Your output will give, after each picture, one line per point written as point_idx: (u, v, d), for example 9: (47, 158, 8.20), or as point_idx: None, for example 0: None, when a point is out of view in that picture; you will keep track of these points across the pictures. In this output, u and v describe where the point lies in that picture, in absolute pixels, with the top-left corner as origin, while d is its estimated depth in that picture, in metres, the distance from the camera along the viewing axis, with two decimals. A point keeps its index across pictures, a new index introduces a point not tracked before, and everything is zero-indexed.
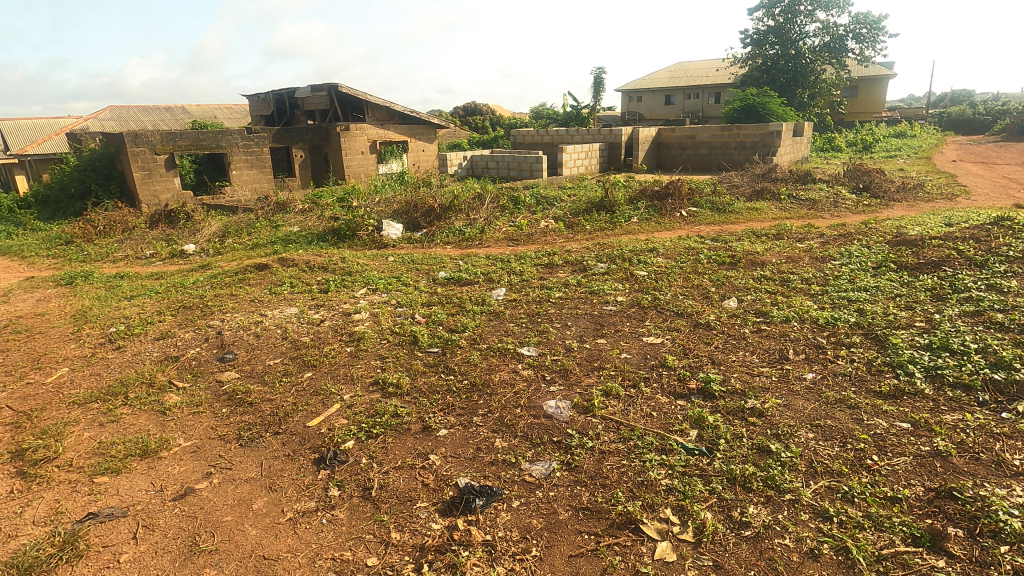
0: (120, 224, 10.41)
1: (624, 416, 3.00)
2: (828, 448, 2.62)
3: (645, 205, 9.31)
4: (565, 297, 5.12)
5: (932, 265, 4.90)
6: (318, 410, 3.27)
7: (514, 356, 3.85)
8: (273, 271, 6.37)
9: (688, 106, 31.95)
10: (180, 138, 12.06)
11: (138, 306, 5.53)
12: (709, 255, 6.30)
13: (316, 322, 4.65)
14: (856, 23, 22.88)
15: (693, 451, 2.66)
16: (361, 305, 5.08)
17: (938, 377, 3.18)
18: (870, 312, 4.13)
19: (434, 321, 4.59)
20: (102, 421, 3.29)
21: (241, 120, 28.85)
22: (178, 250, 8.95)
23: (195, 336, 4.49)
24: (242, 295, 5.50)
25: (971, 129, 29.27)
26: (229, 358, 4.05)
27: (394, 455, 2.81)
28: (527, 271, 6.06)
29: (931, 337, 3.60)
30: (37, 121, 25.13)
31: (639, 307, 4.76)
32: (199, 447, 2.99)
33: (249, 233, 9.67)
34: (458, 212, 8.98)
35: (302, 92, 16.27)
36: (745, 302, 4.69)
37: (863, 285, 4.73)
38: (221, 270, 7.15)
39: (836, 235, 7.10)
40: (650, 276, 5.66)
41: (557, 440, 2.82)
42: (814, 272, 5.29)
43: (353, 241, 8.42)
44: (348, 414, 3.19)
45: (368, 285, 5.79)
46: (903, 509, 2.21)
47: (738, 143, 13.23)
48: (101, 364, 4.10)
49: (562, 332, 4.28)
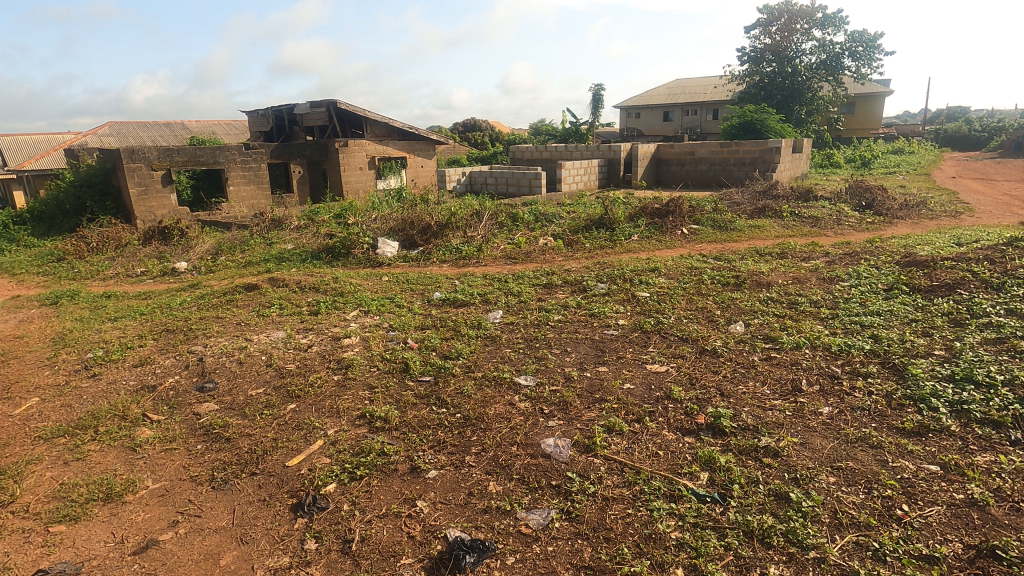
0: (113, 241, 10.27)
1: (629, 456, 2.78)
2: (852, 495, 2.39)
3: (645, 222, 9.16)
4: (564, 320, 4.92)
5: (946, 287, 4.70)
6: (300, 448, 3.04)
7: (510, 386, 3.63)
8: (261, 291, 6.16)
9: (686, 122, 32.12)
10: (177, 155, 11.98)
11: (120, 329, 5.33)
12: (712, 275, 6.13)
13: (303, 348, 4.44)
14: (852, 41, 22.99)
15: (705, 498, 2.43)
16: (351, 329, 4.88)
17: (963, 413, 2.97)
18: (885, 338, 3.92)
19: (426, 346, 4.39)
20: (67, 459, 3.06)
21: (240, 137, 28.93)
22: (169, 269, 8.78)
23: (175, 362, 4.26)
24: (228, 318, 5.28)
25: (967, 146, 29.39)
26: (209, 387, 3.82)
27: (378, 501, 2.58)
28: (525, 292, 5.88)
29: (952, 367, 3.39)
30: (36, 137, 25.31)
31: (642, 332, 4.55)
32: (167, 489, 2.76)
33: (243, 251, 9.48)
34: (455, 230, 8.82)
35: (302, 108, 16.28)
36: (752, 327, 4.51)
37: (875, 308, 4.53)
38: (210, 290, 6.94)
39: (841, 255, 6.94)
40: (651, 298, 5.47)
41: (556, 484, 2.59)
42: (822, 295, 5.10)
43: (346, 260, 8.24)
44: (330, 452, 2.97)
45: (360, 306, 5.60)
46: (942, 571, 1.98)
47: (736, 159, 13.11)
48: (74, 393, 3.87)
49: (561, 359, 4.07)
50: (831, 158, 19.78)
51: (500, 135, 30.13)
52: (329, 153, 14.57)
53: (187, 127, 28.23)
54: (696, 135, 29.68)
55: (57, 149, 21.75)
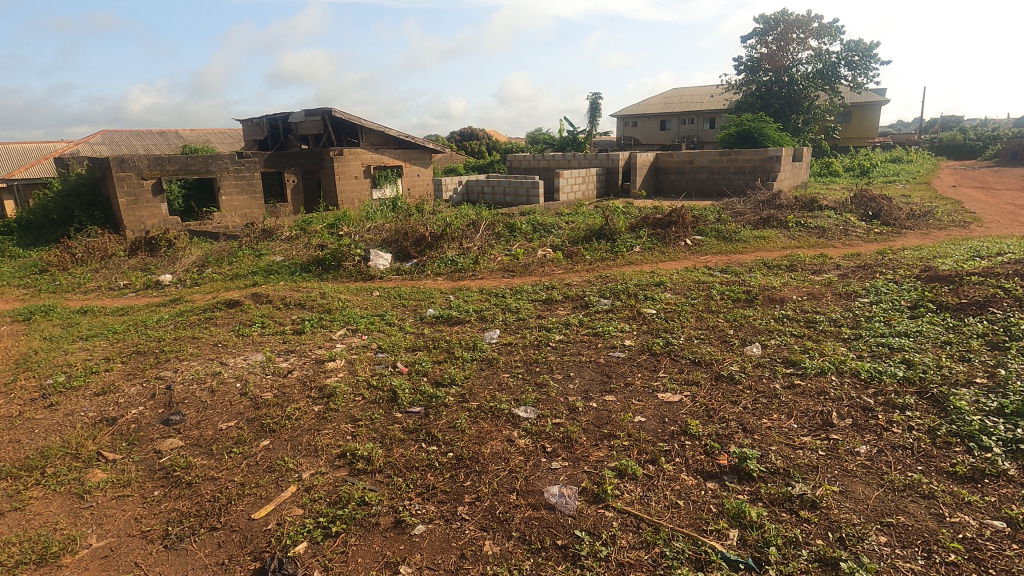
0: (98, 252, 9.90)
1: (645, 508, 2.43)
2: (910, 562, 2.05)
3: (647, 233, 8.84)
4: (566, 340, 4.57)
5: (976, 305, 4.38)
6: (269, 496, 2.67)
7: (509, 420, 3.27)
8: (243, 308, 5.80)
9: (683, 131, 31.97)
10: (168, 163, 11.61)
11: (87, 351, 4.95)
12: (721, 290, 5.80)
13: (283, 373, 4.07)
14: (848, 51, 22.87)
15: (737, 564, 2.08)
16: (336, 351, 4.52)
17: (1021, 454, 2.63)
18: (919, 364, 3.57)
19: (417, 371, 4.03)
20: (4, 510, 2.69)
21: (235, 146, 28.66)
22: (153, 282, 8.42)
23: (142, 390, 3.88)
24: (204, 338, 4.91)
25: (962, 155, 29.36)
26: (174, 420, 3.45)
27: (355, 566, 2.23)
28: (524, 309, 5.53)
29: (1001, 399, 3.04)
30: (27, 146, 24.98)
31: (650, 354, 4.21)
32: (112, 550, 2.39)
33: (231, 263, 9.12)
34: (451, 241, 8.48)
35: (296, 117, 15.99)
36: (770, 349, 4.16)
37: (902, 328, 4.20)
38: (191, 306, 6.56)
39: (854, 267, 6.64)
40: (658, 315, 5.13)
41: (563, 545, 2.24)
42: (841, 312, 4.77)
43: (337, 272, 7.89)
44: (303, 502, 2.60)
45: (347, 325, 5.24)
46: None
47: (736, 168, 12.85)
48: (25, 427, 3.49)
49: (564, 386, 3.72)
50: (830, 167, 19.59)
51: (497, 144, 29.90)
52: (324, 162, 14.27)
53: (181, 136, 27.95)
54: (694, 144, 29.60)
55: (47, 158, 21.41)
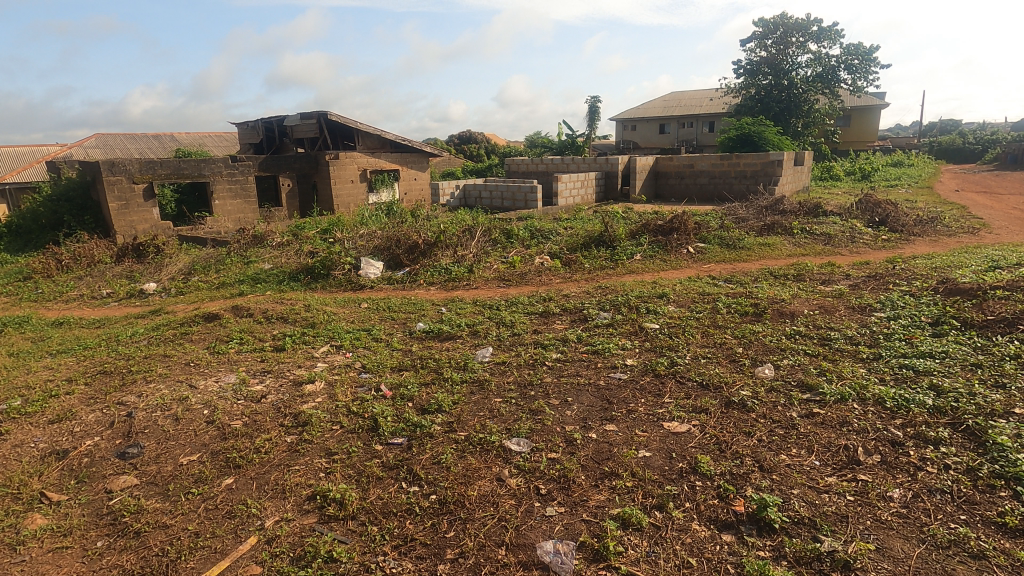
0: (84, 258, 9.58)
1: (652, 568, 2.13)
2: None
3: (648, 240, 8.54)
4: (563, 360, 4.25)
5: (1003, 322, 4.08)
6: (224, 549, 2.36)
7: (499, 455, 2.95)
8: (222, 322, 5.47)
9: (682, 134, 31.73)
10: (159, 167, 11.32)
11: (52, 369, 4.61)
12: (728, 303, 5.48)
13: (256, 398, 3.74)
14: (848, 54, 22.64)
15: None
16: (316, 371, 4.19)
17: None
18: (950, 391, 3.25)
19: (401, 396, 3.70)
20: None
21: (231, 150, 28.33)
22: (137, 291, 8.10)
23: (100, 418, 3.55)
24: (178, 356, 4.59)
25: (962, 158, 29.20)
26: (131, 453, 3.13)
27: None
28: (519, 323, 5.22)
29: None
30: (19, 150, 24.64)
31: (654, 375, 3.89)
32: None
33: (218, 270, 8.79)
34: (445, 248, 8.14)
35: (290, 120, 15.70)
36: (783, 370, 3.84)
37: (926, 348, 3.88)
38: (170, 318, 6.23)
39: (863, 277, 6.34)
40: (661, 330, 4.82)
41: None
42: (857, 329, 4.45)
43: (326, 282, 7.58)
44: (263, 558, 2.29)
45: (332, 341, 4.92)
46: None
47: (737, 172, 12.56)
48: None
49: (561, 414, 3.40)
50: (830, 171, 19.32)
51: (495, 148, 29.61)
52: (319, 166, 13.96)
53: (175, 139, 27.57)
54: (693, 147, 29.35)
55: (39, 162, 21.08)
